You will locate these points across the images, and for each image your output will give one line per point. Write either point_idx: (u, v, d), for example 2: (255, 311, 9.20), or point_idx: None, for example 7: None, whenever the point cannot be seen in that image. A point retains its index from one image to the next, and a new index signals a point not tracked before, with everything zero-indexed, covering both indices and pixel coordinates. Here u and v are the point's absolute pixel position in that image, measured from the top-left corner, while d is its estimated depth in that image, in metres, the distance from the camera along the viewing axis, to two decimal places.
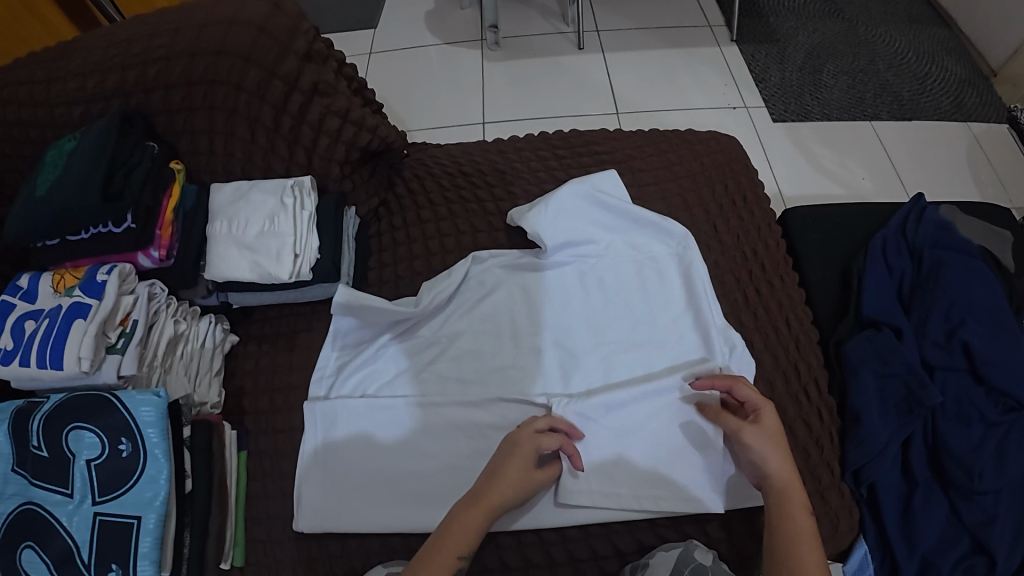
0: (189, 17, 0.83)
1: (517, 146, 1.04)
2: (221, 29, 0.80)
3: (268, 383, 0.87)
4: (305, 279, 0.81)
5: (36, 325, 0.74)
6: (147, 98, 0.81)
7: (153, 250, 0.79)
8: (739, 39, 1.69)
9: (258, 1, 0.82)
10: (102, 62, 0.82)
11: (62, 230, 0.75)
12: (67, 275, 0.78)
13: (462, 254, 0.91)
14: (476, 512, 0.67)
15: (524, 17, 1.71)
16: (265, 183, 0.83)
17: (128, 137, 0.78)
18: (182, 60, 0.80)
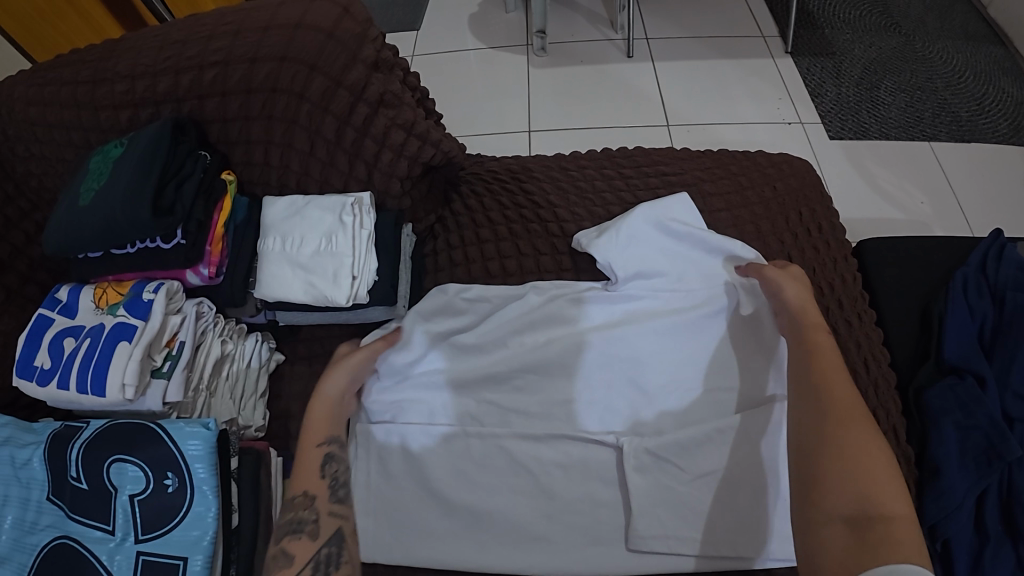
0: (250, 19, 0.78)
1: (579, 163, 1.00)
2: (285, 35, 0.75)
3: None
4: (363, 302, 0.76)
5: (77, 344, 0.70)
6: (204, 104, 0.77)
7: (202, 267, 0.74)
8: (793, 52, 1.62)
9: (325, 5, 0.77)
10: (154, 64, 0.77)
11: (109, 244, 0.71)
12: (111, 290, 0.73)
13: (523, 279, 0.87)
14: (323, 405, 0.70)
15: (571, 23, 1.65)
16: (322, 199, 0.78)
17: (180, 147, 0.73)
18: (243, 66, 0.75)
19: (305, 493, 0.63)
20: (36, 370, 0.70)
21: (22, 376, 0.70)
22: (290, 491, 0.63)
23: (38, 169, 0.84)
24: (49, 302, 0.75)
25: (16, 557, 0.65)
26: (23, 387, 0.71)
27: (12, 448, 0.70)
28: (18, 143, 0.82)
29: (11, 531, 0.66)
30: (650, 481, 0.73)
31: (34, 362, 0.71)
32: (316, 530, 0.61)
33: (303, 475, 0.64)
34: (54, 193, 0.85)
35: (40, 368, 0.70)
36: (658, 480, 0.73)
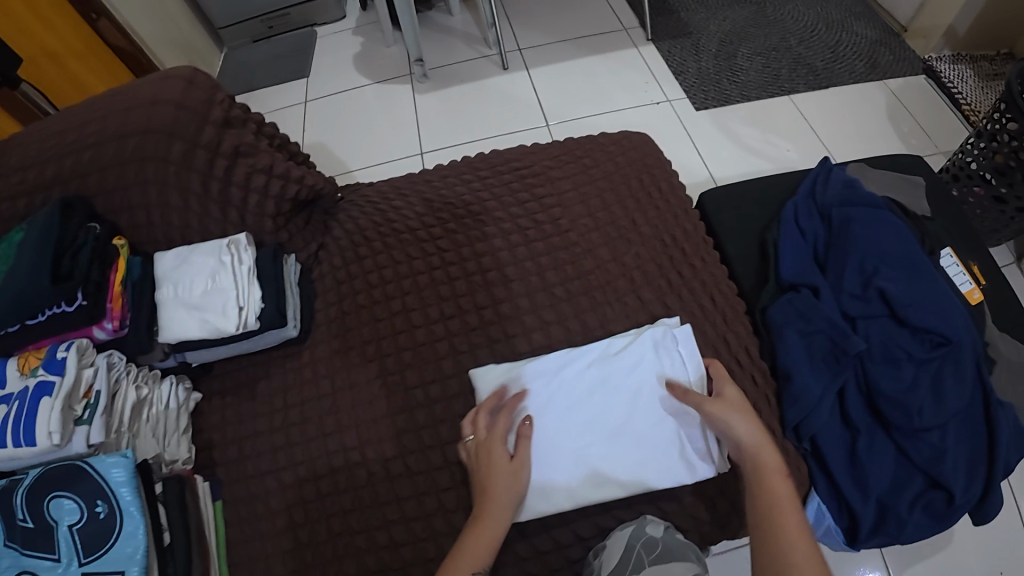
0: (114, 102, 0.89)
1: (442, 174, 1.10)
2: (143, 109, 0.86)
3: (235, 432, 0.91)
4: (253, 329, 0.85)
5: (6, 410, 0.78)
6: (85, 180, 0.86)
7: (106, 322, 0.83)
8: (655, 38, 1.75)
9: (174, 79, 0.88)
10: (40, 154, 0.87)
11: (22, 317, 0.78)
12: (32, 356, 0.83)
13: (401, 283, 0.95)
14: (481, 531, 0.68)
15: (449, 47, 1.78)
16: (204, 246, 0.88)
17: (72, 220, 0.83)
18: (113, 143, 0.85)
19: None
20: None
21: None
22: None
23: None
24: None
25: None
26: None
27: None
28: None
29: None
30: (569, 404, 0.83)
31: None
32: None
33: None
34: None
35: None
36: (572, 405, 0.83)
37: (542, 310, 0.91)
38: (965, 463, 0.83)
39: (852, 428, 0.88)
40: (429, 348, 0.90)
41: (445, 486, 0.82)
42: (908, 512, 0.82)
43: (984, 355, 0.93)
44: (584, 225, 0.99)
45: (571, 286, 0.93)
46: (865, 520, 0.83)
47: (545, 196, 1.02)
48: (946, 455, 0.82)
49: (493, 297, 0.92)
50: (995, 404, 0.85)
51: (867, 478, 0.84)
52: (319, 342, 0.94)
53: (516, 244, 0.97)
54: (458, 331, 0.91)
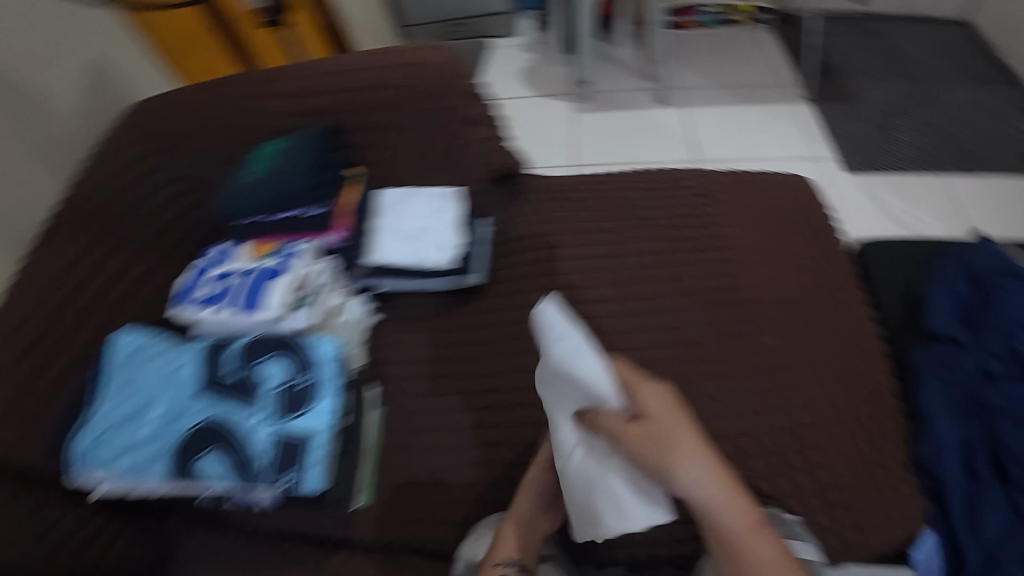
0: (373, 56, 1.04)
1: (618, 177, 1.19)
2: (401, 71, 1.02)
3: (405, 355, 1.03)
4: (447, 270, 0.97)
5: (235, 279, 0.90)
6: (341, 117, 1.03)
7: (332, 234, 0.98)
8: (811, 98, 1.81)
9: (427, 51, 1.03)
10: (307, 87, 1.03)
11: (273, 210, 0.98)
12: (261, 245, 0.95)
13: (575, 260, 1.05)
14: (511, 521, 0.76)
15: (611, 75, 1.90)
16: (429, 190, 1.04)
17: (330, 146, 1.03)
18: (369, 94, 1.02)
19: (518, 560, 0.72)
20: (198, 298, 0.89)
21: (184, 302, 0.89)
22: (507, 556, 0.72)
23: None
24: (205, 257, 0.95)
25: (160, 440, 0.78)
26: (182, 312, 0.88)
27: (165, 355, 0.83)
28: None
29: (156, 420, 0.79)
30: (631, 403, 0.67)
31: (196, 293, 0.89)
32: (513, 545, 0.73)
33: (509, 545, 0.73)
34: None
35: (202, 297, 0.89)
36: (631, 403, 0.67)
37: (700, 311, 1.00)
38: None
39: (971, 474, 0.91)
40: (593, 321, 1.00)
41: None
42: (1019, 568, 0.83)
43: None
44: (749, 246, 1.06)
45: (733, 296, 1.01)
46: (972, 564, 0.84)
47: (709, 214, 1.11)
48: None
49: (656, 292, 1.02)
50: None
51: (980, 522, 0.86)
52: (495, 296, 1.05)
53: (682, 249, 1.06)
54: (623, 313, 1.01)
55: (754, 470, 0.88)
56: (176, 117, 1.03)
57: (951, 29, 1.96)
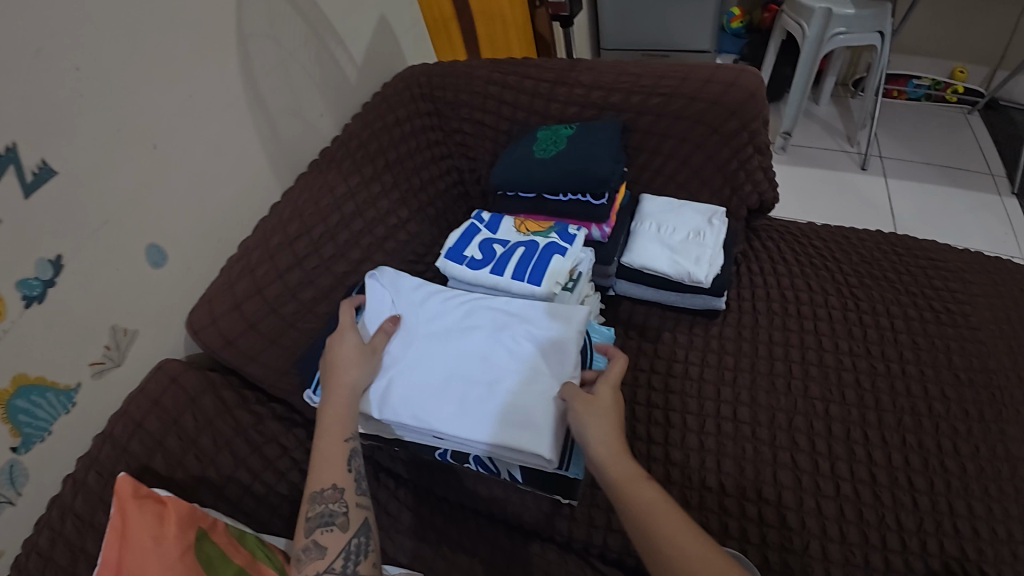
0: (670, 63, 1.02)
1: (858, 235, 1.19)
2: (701, 80, 0.97)
3: (632, 360, 1.05)
4: (708, 288, 0.94)
5: (506, 249, 0.92)
6: (628, 114, 1.01)
7: (604, 226, 0.97)
8: (1022, 193, 1.71)
9: (730, 68, 0.99)
10: (598, 82, 1.02)
11: (550, 187, 0.96)
12: (530, 223, 0.97)
13: (816, 309, 1.06)
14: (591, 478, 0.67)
15: (809, 131, 1.88)
16: (696, 205, 1.01)
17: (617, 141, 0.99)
18: (663, 97, 0.98)
19: (335, 484, 0.68)
20: (467, 258, 0.92)
21: (454, 260, 0.92)
22: (317, 484, 0.68)
23: (468, 130, 1.10)
24: (478, 218, 0.99)
25: None
26: (451, 268, 0.92)
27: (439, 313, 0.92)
28: (462, 107, 1.09)
29: None
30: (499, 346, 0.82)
31: (465, 253, 0.93)
32: (347, 522, 0.65)
33: (330, 469, 0.68)
34: (466, 147, 1.12)
35: (471, 258, 0.92)
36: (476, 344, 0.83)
37: (945, 386, 0.96)
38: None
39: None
40: (834, 372, 0.99)
41: (828, 495, 0.88)
42: None
43: None
44: (994, 330, 1.01)
45: (978, 376, 0.97)
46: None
47: (957, 290, 1.08)
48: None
49: (900, 355, 1.00)
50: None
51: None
52: (729, 324, 1.07)
53: (928, 319, 1.04)
54: (866, 371, 0.99)
55: (984, 555, 0.81)
56: (461, 88, 1.08)
57: None
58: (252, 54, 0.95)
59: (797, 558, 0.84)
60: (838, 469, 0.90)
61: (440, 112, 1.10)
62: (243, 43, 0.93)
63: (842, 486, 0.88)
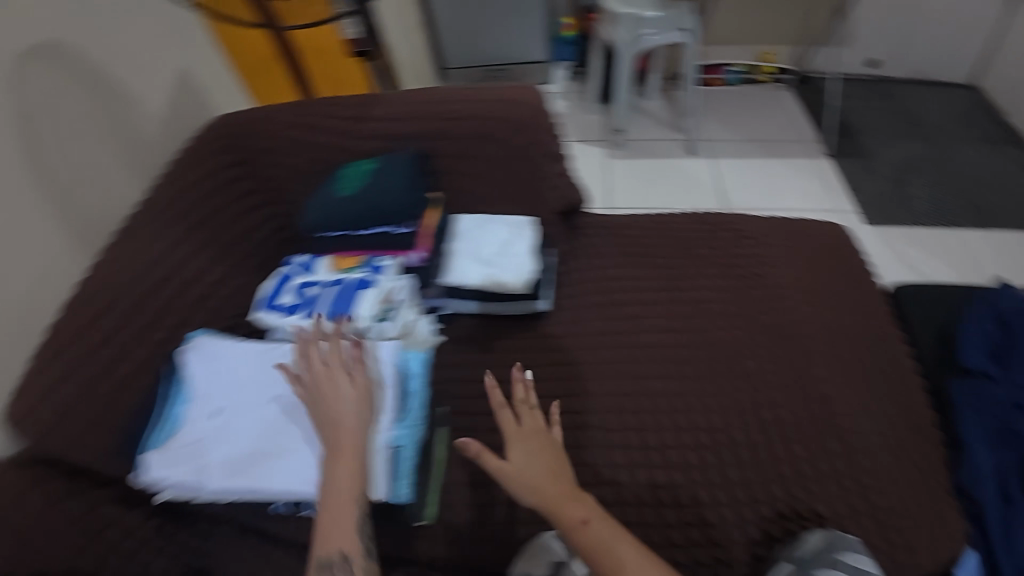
0: (461, 89, 1.07)
1: (667, 219, 1.28)
2: (489, 104, 1.04)
3: (472, 375, 1.06)
4: (524, 294, 1.00)
5: (319, 292, 0.96)
6: (427, 144, 1.06)
7: (413, 255, 1.05)
8: (834, 154, 1.89)
9: (514, 89, 1.06)
10: (397, 114, 1.06)
11: (359, 224, 1.04)
12: (345, 260, 1.02)
13: (634, 296, 1.13)
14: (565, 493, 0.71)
15: (641, 124, 2.00)
16: (504, 218, 1.06)
17: (420, 172, 1.06)
18: (456, 122, 1.04)
19: (342, 551, 0.68)
20: (283, 306, 0.96)
21: (271, 310, 0.96)
22: (324, 550, 0.67)
23: (282, 176, 1.12)
24: (291, 266, 1.04)
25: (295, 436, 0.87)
26: (268, 318, 0.96)
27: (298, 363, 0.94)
28: (271, 155, 1.11)
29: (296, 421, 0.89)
30: None
31: (281, 302, 0.97)
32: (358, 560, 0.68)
33: (340, 535, 0.68)
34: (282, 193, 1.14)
35: (286, 305, 0.96)
36: None
37: (753, 344, 1.06)
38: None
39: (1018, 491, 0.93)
40: (654, 349, 1.07)
41: (659, 465, 0.95)
42: None
43: None
44: (792, 284, 1.12)
45: (782, 330, 1.07)
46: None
47: (755, 253, 1.19)
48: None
49: (711, 323, 1.09)
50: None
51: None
52: (559, 324, 1.10)
53: (734, 286, 1.14)
54: (688, 343, 1.07)
55: (807, 492, 0.91)
56: (263, 138, 1.10)
57: (969, 96, 2.08)
58: (39, 135, 0.94)
59: (644, 530, 0.90)
60: (670, 439, 0.97)
61: (250, 162, 1.12)
62: (25, 126, 0.91)
63: (680, 454, 0.95)
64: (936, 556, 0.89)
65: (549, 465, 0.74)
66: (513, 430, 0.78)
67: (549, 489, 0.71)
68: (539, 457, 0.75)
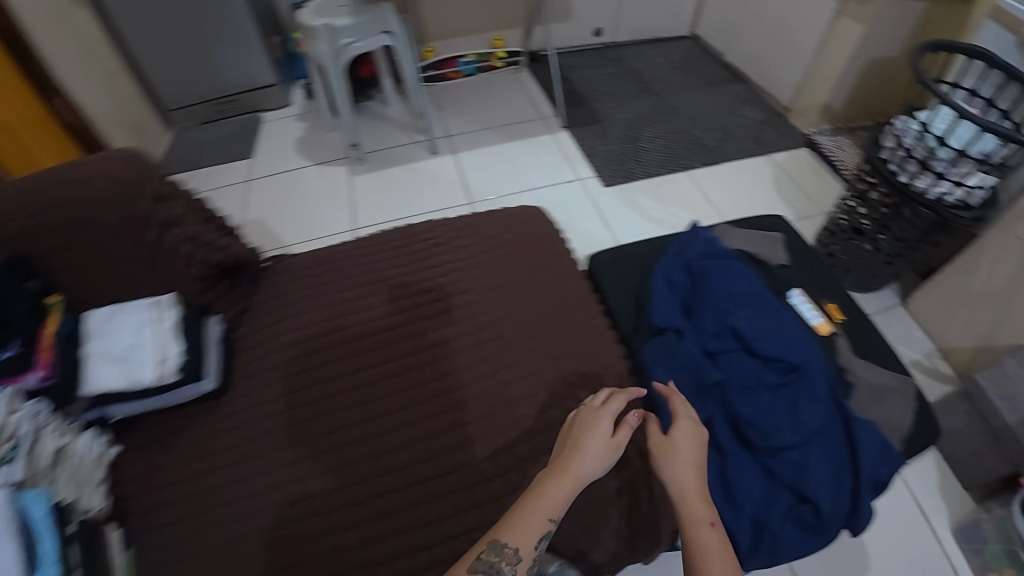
0: (48, 173, 0.92)
1: (355, 245, 1.20)
2: (81, 182, 0.90)
3: (152, 483, 0.91)
4: (170, 380, 0.92)
5: None
6: (20, 245, 0.89)
7: (33, 375, 0.87)
8: (569, 125, 1.96)
9: (110, 159, 0.94)
10: None
11: None
12: None
13: (316, 344, 1.03)
14: (565, 483, 0.73)
15: (383, 132, 1.96)
16: (134, 305, 0.98)
17: (14, 277, 0.87)
18: (48, 210, 0.89)
19: (513, 549, 0.67)
20: None
21: None
22: (504, 535, 0.68)
23: None
24: None
25: None
26: None
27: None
28: None
29: None
30: None
31: None
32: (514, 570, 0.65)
33: (521, 533, 0.68)
34: None
35: None
36: None
37: (440, 364, 1.00)
38: (831, 476, 0.90)
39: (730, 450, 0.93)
40: (338, 398, 0.97)
41: (363, 518, 0.85)
42: (782, 527, 0.87)
43: (835, 380, 1.02)
44: (478, 286, 1.10)
45: (471, 338, 1.03)
46: (742, 536, 0.87)
47: (444, 262, 1.15)
48: (815, 467, 0.89)
49: (396, 351, 1.01)
50: (853, 423, 0.94)
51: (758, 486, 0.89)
52: (236, 397, 0.99)
53: (424, 303, 1.08)
54: (385, 377, 0.99)
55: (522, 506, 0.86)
56: None
57: (681, 53, 2.28)
58: None
59: None
60: (386, 467, 0.90)
61: None
62: None
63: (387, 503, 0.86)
64: (634, 529, 0.86)
65: (657, 452, 0.79)
66: (658, 438, 0.81)
67: (685, 482, 0.74)
68: (590, 436, 0.78)
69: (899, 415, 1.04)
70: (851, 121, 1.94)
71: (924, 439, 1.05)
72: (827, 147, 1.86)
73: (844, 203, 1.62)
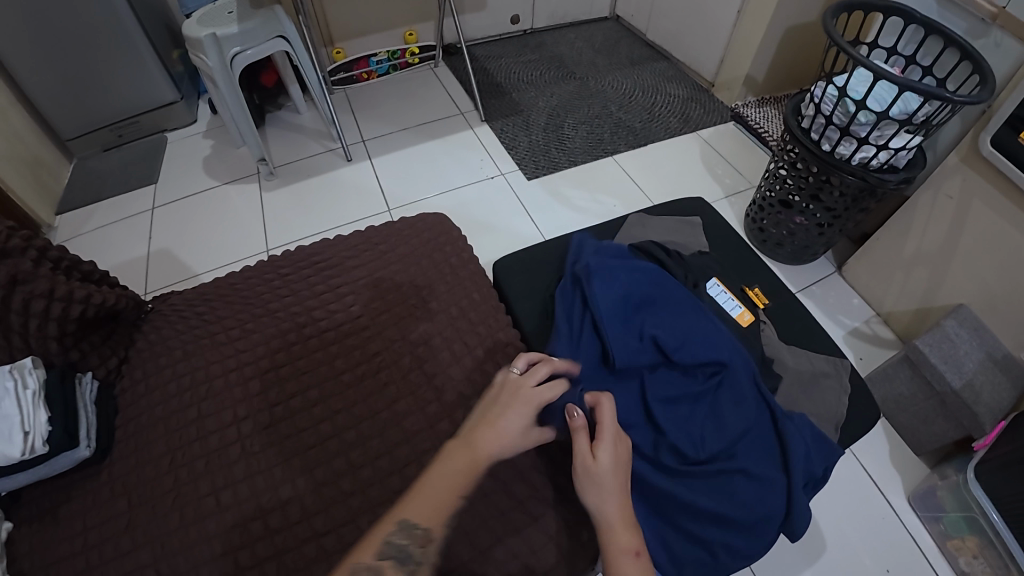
0: None
1: (245, 275, 1.10)
2: None
3: (40, 561, 0.79)
4: (42, 452, 0.80)
5: None
6: None
7: None
8: (489, 118, 1.89)
9: None
10: None
11: None
12: None
13: (203, 387, 0.93)
14: (468, 457, 0.72)
15: (295, 143, 1.86)
16: None
17: None
18: None
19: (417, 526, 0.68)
20: None
21: None
22: (407, 514, 0.68)
23: None
24: None
25: None
26: None
27: None
28: None
29: None
30: None
31: None
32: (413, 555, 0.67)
33: (420, 508, 0.69)
34: None
35: None
36: None
37: (335, 400, 0.92)
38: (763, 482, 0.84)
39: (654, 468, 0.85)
40: (225, 452, 0.87)
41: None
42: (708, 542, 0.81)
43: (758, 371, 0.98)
44: (375, 309, 1.01)
45: (370, 367, 0.95)
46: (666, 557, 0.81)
47: (340, 285, 1.06)
48: (748, 480, 0.84)
49: (286, 391, 0.93)
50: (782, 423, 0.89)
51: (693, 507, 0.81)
52: (119, 459, 0.88)
53: (319, 333, 0.99)
54: (280, 420, 0.90)
55: None
56: None
57: (601, 34, 2.22)
58: None
59: None
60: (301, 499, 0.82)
61: None
62: None
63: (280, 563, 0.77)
64: (561, 556, 0.79)
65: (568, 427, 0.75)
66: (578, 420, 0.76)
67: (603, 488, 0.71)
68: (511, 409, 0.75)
69: (831, 400, 1.01)
70: (774, 90, 1.90)
71: (855, 423, 1.02)
72: (754, 119, 1.81)
73: (777, 173, 1.56)
